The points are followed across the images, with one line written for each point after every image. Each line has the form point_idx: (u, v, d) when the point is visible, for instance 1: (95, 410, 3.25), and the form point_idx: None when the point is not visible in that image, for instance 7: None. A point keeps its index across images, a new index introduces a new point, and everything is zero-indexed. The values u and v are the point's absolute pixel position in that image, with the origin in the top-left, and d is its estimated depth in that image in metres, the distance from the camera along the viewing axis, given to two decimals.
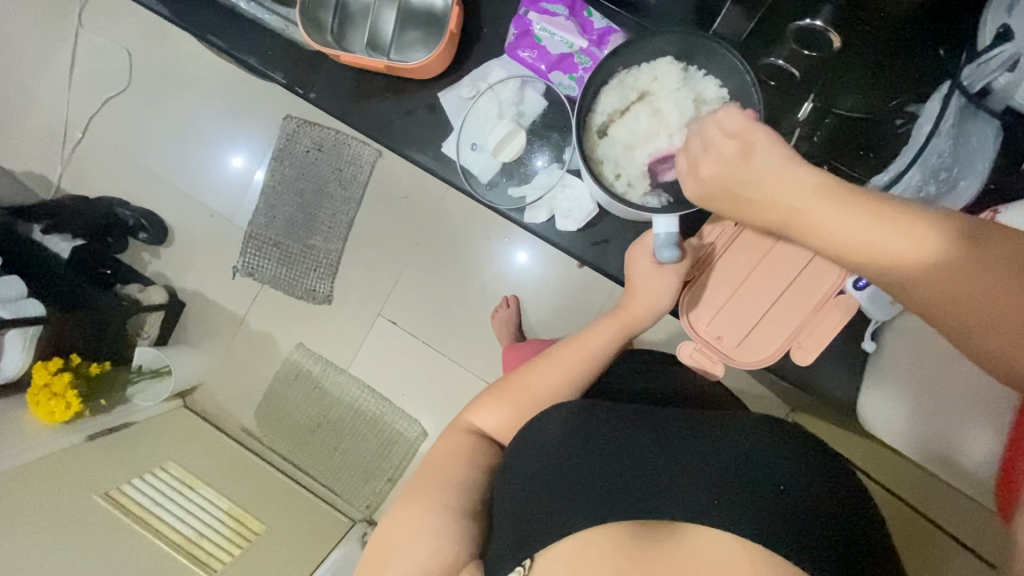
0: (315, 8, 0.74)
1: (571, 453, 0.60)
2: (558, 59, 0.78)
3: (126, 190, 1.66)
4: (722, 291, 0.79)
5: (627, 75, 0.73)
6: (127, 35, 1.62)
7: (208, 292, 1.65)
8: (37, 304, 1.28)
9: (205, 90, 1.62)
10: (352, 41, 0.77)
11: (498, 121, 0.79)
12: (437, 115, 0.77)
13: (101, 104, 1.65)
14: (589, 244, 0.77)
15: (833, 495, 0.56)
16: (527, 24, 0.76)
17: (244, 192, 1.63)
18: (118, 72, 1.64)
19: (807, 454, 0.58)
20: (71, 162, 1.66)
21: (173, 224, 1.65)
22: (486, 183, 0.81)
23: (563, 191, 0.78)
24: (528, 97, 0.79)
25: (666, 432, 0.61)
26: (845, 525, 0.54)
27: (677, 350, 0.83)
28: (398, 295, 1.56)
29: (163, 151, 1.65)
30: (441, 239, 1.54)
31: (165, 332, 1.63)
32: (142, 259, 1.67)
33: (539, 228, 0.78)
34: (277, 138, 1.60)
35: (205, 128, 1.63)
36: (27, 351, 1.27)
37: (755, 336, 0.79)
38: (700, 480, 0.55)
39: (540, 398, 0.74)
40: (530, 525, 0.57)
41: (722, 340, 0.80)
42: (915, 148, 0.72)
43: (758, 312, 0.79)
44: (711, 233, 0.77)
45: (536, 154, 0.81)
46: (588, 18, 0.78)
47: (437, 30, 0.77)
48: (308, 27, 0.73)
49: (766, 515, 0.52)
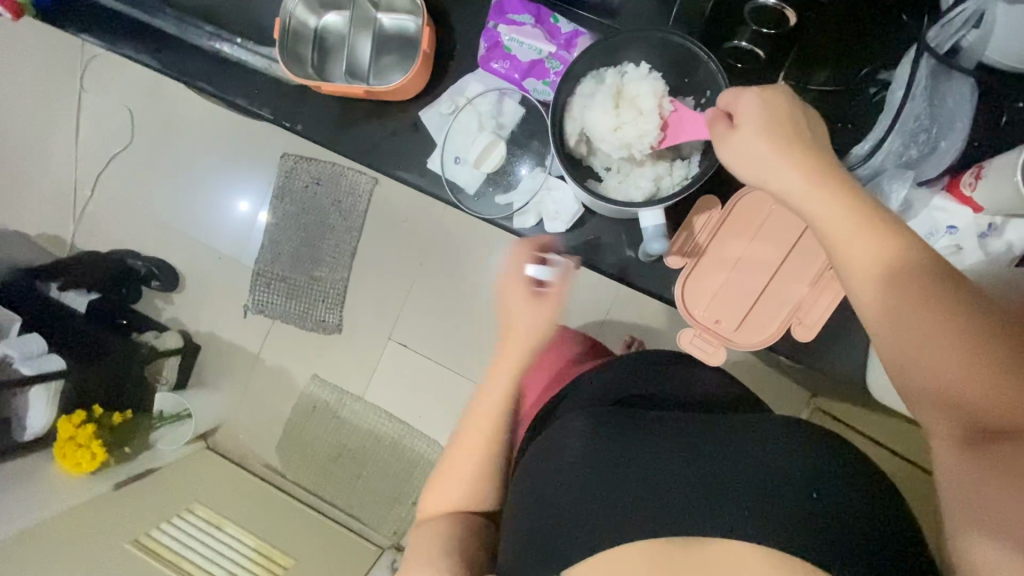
0: (295, 44, 0.78)
1: (598, 467, 0.59)
2: (530, 67, 0.79)
3: (137, 241, 1.71)
4: (716, 275, 0.78)
5: (624, 65, 0.74)
6: (126, 93, 1.69)
7: (221, 333, 1.67)
8: (58, 358, 1.32)
9: (205, 137, 1.67)
10: (335, 75, 0.80)
11: (479, 134, 0.81)
12: (420, 133, 0.79)
13: (107, 161, 1.72)
14: (580, 244, 0.78)
15: (869, 500, 0.54)
16: (496, 36, 0.78)
17: (248, 232, 1.67)
18: (120, 130, 1.70)
19: (834, 455, 0.56)
20: (83, 220, 1.74)
21: (183, 270, 1.69)
22: (473, 198, 0.82)
23: (548, 194, 0.79)
24: (506, 108, 0.81)
25: (690, 439, 0.60)
26: (884, 530, 0.52)
27: (681, 338, 0.83)
28: (406, 318, 1.58)
29: (169, 200, 1.70)
30: (442, 259, 1.55)
31: (184, 376, 1.66)
32: (156, 306, 1.71)
33: (529, 232, 0.80)
34: (277, 177, 1.64)
35: (207, 174, 1.68)
36: (51, 403, 1.31)
37: (753, 317, 0.79)
38: (729, 490, 0.54)
39: (471, 461, 0.77)
40: (552, 550, 0.57)
41: (720, 324, 0.79)
42: (890, 113, 0.71)
43: (752, 293, 0.78)
44: (699, 225, 0.78)
45: (519, 164, 0.83)
46: (555, 24, 0.79)
47: (411, 53, 0.79)
48: (291, 64, 0.77)
49: (802, 527, 0.51)
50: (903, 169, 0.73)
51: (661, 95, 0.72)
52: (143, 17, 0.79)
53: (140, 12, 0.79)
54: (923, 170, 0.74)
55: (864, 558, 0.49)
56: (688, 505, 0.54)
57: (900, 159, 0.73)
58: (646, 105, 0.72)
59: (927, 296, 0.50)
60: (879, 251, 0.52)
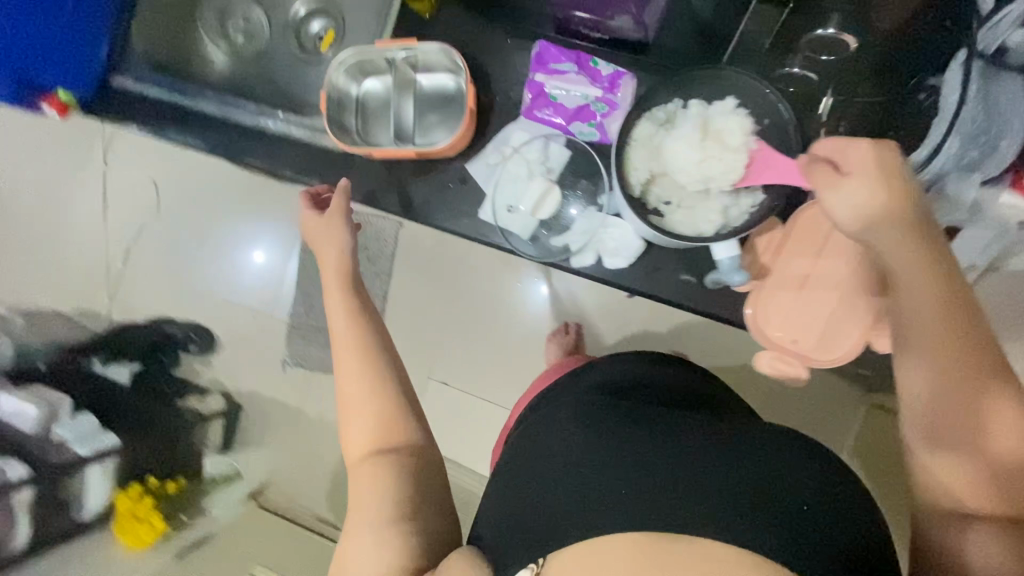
0: (344, 114, 0.94)
1: (593, 457, 0.58)
2: (578, 111, 0.94)
3: (172, 307, 1.73)
4: (789, 294, 0.89)
5: (712, 105, 0.87)
6: (148, 164, 1.72)
7: (261, 389, 1.67)
8: (113, 436, 1.43)
9: (228, 198, 1.69)
10: (382, 134, 0.97)
11: (533, 181, 0.95)
12: (470, 186, 0.94)
13: (137, 232, 1.75)
14: (637, 273, 0.91)
15: (846, 514, 0.53)
16: (541, 86, 0.94)
17: (279, 287, 1.68)
18: (146, 201, 1.74)
19: (822, 469, 0.56)
20: (117, 292, 1.76)
21: (219, 331, 1.70)
22: (525, 239, 0.90)
23: (606, 233, 0.92)
24: (553, 154, 0.96)
25: (686, 436, 0.59)
26: (855, 543, 0.52)
27: (758, 358, 0.92)
28: (445, 355, 1.58)
29: (200, 264, 1.73)
30: (475, 293, 1.56)
31: (228, 436, 1.65)
32: (194, 370, 1.69)
33: (587, 268, 0.93)
34: (303, 230, 1.65)
35: (234, 234, 1.70)
36: (108, 481, 1.39)
37: (828, 330, 0.88)
38: (719, 488, 0.53)
39: (358, 390, 0.77)
40: (536, 533, 0.55)
41: (798, 339, 0.90)
42: (945, 118, 0.72)
43: (824, 310, 0.88)
44: (761, 247, 0.89)
45: (570, 205, 0.96)
46: (597, 69, 0.93)
47: (450, 110, 0.96)
48: (339, 130, 0.92)
49: (784, 530, 0.50)
50: (964, 170, 0.73)
51: (747, 131, 0.85)
52: None
53: None
54: (986, 167, 0.74)
55: (832, 561, 0.49)
56: (690, 501, 0.52)
57: (961, 161, 0.73)
58: (729, 141, 0.85)
59: (956, 339, 0.56)
60: (943, 296, 0.57)
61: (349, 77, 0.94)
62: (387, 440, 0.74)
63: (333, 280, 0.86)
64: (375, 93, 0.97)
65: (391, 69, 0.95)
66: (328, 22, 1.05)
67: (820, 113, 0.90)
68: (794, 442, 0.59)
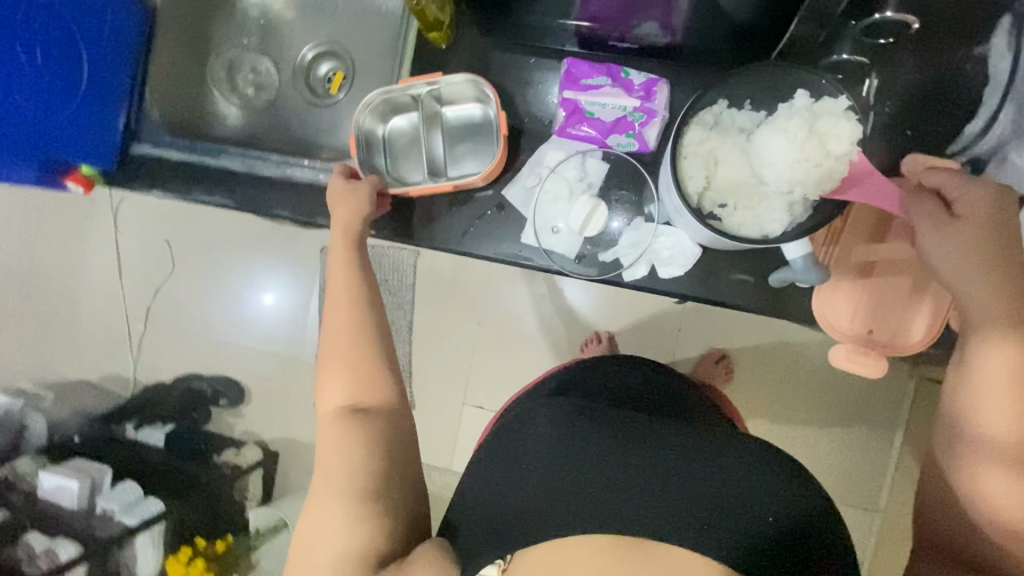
0: (370, 157, 0.83)
1: (571, 467, 0.63)
2: (614, 124, 0.76)
3: (196, 362, 1.71)
4: (859, 285, 0.73)
5: (818, 101, 0.61)
6: (158, 223, 1.71)
7: (295, 436, 1.64)
8: (157, 500, 1.38)
9: (241, 248, 1.67)
10: (405, 171, 0.84)
11: (571, 204, 0.78)
12: (507, 212, 0.78)
13: (153, 292, 1.73)
14: (697, 282, 0.74)
15: (801, 515, 0.58)
16: (573, 102, 0.76)
17: (302, 330, 1.66)
18: (160, 260, 1.72)
19: (785, 471, 0.61)
20: (142, 356, 1.74)
21: (247, 382, 1.68)
22: (575, 263, 0.79)
23: (657, 241, 0.75)
24: (590, 168, 0.79)
25: (661, 444, 0.63)
26: (804, 542, 0.57)
27: (834, 359, 0.76)
28: (477, 380, 1.53)
29: (219, 317, 1.70)
30: (502, 313, 1.51)
31: (268, 487, 1.63)
32: (226, 422, 1.67)
33: (641, 283, 0.75)
34: (320, 271, 1.62)
35: (250, 284, 1.68)
36: (157, 545, 1.37)
37: (908, 320, 0.72)
38: (683, 501, 0.58)
39: (343, 342, 0.71)
40: (505, 531, 0.62)
41: (874, 333, 0.74)
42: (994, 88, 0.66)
43: (902, 297, 0.72)
44: (823, 237, 0.73)
45: (613, 216, 0.79)
46: (628, 78, 0.76)
47: (482, 138, 0.83)
48: (366, 171, 0.81)
49: (738, 541, 0.56)
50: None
51: (855, 140, 0.59)
52: (210, 161, 0.82)
53: (207, 158, 0.83)
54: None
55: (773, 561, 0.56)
56: (648, 512, 0.58)
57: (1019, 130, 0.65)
58: (831, 150, 0.59)
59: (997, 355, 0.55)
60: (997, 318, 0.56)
61: (374, 113, 0.82)
62: (365, 400, 0.70)
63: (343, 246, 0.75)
64: (400, 129, 0.84)
65: (416, 103, 0.82)
66: (338, 63, 0.96)
67: (865, 95, 0.70)
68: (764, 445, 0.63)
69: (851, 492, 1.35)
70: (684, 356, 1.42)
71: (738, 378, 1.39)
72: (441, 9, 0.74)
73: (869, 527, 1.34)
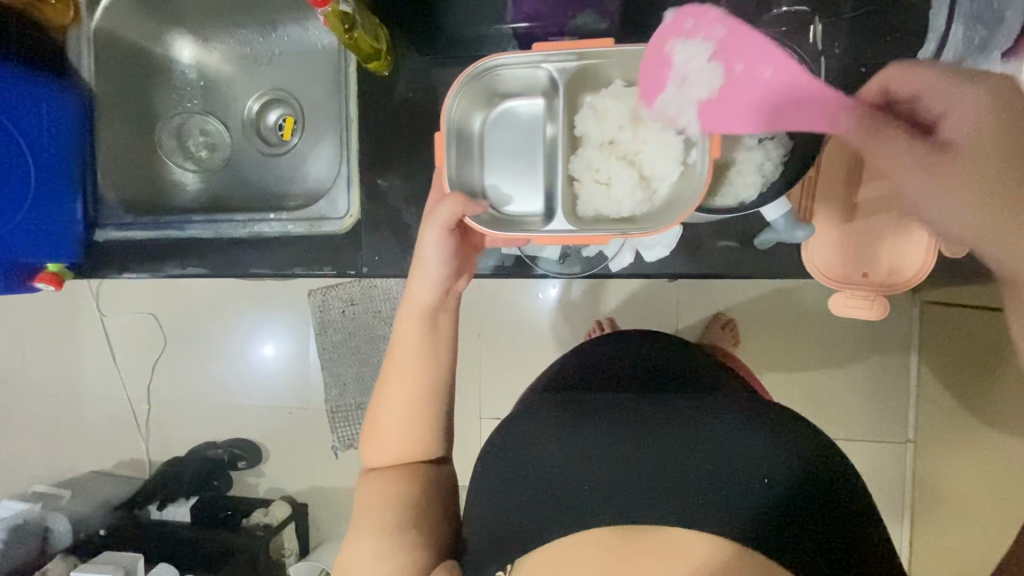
0: (466, 170, 0.72)
1: (569, 469, 0.64)
2: None
3: (206, 432, 1.69)
4: (841, 233, 0.72)
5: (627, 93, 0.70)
6: (141, 300, 1.68)
7: (320, 482, 1.62)
8: None
9: (228, 308, 1.65)
10: (498, 181, 0.75)
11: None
12: None
13: (150, 371, 1.70)
14: (684, 256, 0.73)
15: (794, 474, 0.61)
16: None
17: (304, 378, 1.63)
18: (150, 336, 1.70)
19: (779, 436, 0.62)
20: (151, 435, 1.71)
21: (260, 439, 1.65)
22: (561, 264, 0.77)
23: None
24: None
25: (654, 429, 0.65)
26: (800, 502, 0.59)
27: (834, 309, 0.75)
28: (490, 391, 1.52)
29: (221, 382, 1.68)
30: (500, 320, 1.50)
31: (304, 539, 1.60)
32: (249, 483, 1.66)
33: (629, 268, 0.75)
34: (313, 316, 1.60)
35: (244, 343, 1.65)
36: None
37: (898, 254, 0.71)
38: (681, 483, 0.60)
39: (411, 406, 0.69)
40: (517, 534, 0.61)
41: (871, 275, 0.73)
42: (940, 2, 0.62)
43: (886, 234, 0.71)
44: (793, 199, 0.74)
45: None
46: None
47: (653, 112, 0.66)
48: (458, 184, 0.70)
49: (738, 514, 0.58)
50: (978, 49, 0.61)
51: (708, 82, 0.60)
52: (178, 234, 0.82)
53: (173, 232, 0.82)
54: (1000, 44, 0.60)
55: (775, 525, 0.58)
56: (647, 499, 0.60)
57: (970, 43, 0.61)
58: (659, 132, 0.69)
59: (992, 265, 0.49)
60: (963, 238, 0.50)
61: (485, 91, 0.71)
62: (417, 454, 0.69)
63: (416, 328, 0.70)
64: (510, 122, 0.74)
65: (552, 90, 0.71)
66: (285, 108, 0.94)
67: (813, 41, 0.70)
68: (759, 415, 0.64)
69: (880, 428, 1.35)
70: (689, 326, 1.41)
71: (746, 338, 1.39)
72: (376, 37, 0.74)
73: (903, 460, 1.34)
